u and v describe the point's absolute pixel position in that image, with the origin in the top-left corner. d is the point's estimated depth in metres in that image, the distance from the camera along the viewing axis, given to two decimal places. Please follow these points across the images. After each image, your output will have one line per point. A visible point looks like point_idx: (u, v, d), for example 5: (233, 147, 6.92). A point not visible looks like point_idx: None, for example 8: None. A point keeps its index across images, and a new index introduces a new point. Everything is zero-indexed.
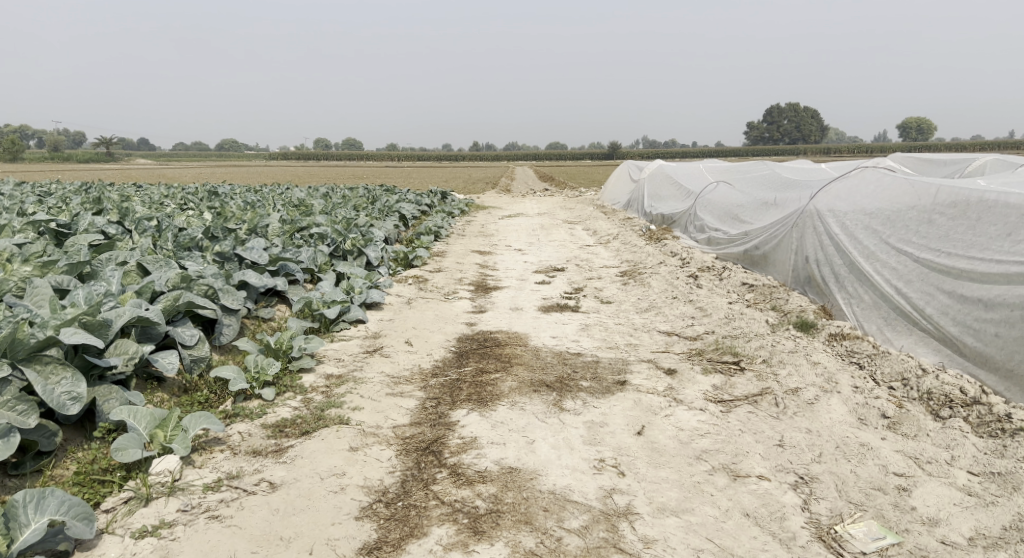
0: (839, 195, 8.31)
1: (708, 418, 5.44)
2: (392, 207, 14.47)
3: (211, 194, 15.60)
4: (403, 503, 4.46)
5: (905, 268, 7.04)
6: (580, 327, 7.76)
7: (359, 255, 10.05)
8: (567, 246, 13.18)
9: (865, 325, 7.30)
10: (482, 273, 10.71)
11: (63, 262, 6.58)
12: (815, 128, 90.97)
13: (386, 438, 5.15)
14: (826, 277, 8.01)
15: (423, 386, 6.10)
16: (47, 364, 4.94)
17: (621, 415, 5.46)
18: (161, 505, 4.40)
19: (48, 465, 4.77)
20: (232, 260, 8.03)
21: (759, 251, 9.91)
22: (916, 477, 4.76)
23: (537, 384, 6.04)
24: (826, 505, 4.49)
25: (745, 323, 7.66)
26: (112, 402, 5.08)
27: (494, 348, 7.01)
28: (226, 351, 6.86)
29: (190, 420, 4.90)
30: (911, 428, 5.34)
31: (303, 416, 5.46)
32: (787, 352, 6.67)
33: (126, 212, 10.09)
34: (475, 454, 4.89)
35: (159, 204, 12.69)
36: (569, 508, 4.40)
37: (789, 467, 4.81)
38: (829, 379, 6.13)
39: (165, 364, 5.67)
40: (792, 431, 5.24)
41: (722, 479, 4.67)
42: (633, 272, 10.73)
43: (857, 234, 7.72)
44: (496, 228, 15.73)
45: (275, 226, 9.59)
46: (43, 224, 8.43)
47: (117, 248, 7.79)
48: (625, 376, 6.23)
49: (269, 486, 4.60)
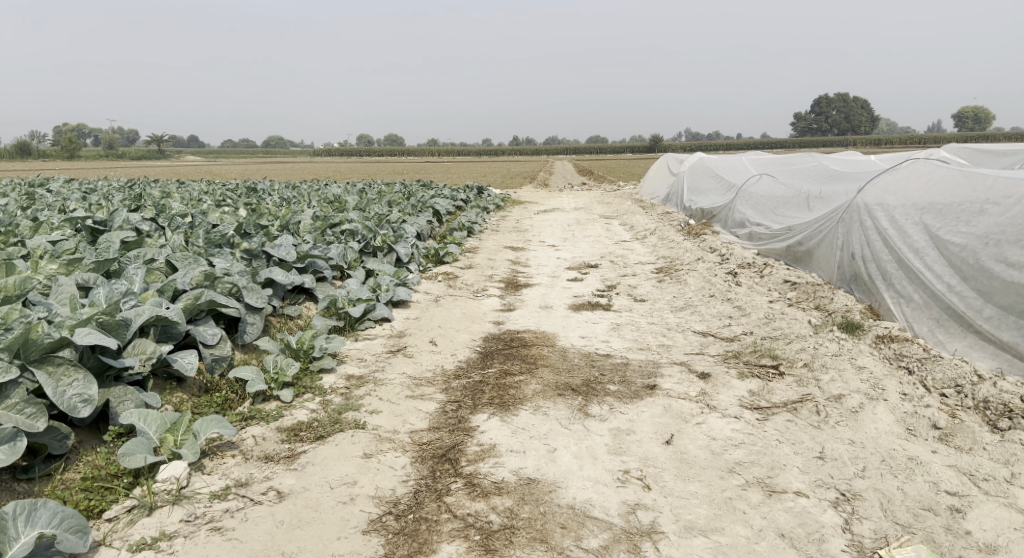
0: (887, 187, 7.88)
1: (744, 426, 5.12)
2: (427, 202, 14.29)
3: (250, 190, 15.65)
4: (414, 516, 4.24)
5: (958, 265, 6.63)
6: (611, 327, 7.46)
7: (390, 251, 9.93)
8: (603, 242, 12.87)
9: (915, 326, 6.90)
10: (513, 270, 10.47)
11: (89, 260, 6.47)
12: (864, 119, 89.05)
13: (403, 444, 4.93)
14: (872, 274, 7.60)
15: (445, 388, 5.88)
16: (58, 365, 4.78)
17: (649, 422, 5.17)
18: (165, 515, 4.26)
19: (58, 469, 4.56)
20: (260, 258, 7.86)
21: (803, 247, 9.47)
22: (971, 497, 4.38)
23: (562, 387, 5.78)
24: (869, 526, 4.16)
25: (786, 324, 7.27)
26: (125, 404, 4.91)
27: (521, 349, 6.76)
28: (249, 349, 6.71)
29: (202, 425, 4.71)
30: (965, 441, 4.95)
31: (320, 420, 5.27)
32: (830, 356, 6.31)
33: (162, 208, 10.03)
34: (493, 463, 4.65)
35: (195, 201, 12.68)
36: (589, 525, 4.13)
37: (829, 483, 4.47)
38: (875, 385, 5.75)
39: (184, 364, 5.50)
40: (834, 442, 4.90)
41: (756, 495, 4.36)
42: (668, 269, 10.38)
43: (906, 230, 7.30)
44: (531, 223, 15.49)
45: (306, 223, 9.41)
46: (79, 221, 8.34)
47: (147, 244, 7.67)
48: (655, 380, 5.94)
49: (277, 495, 4.42)
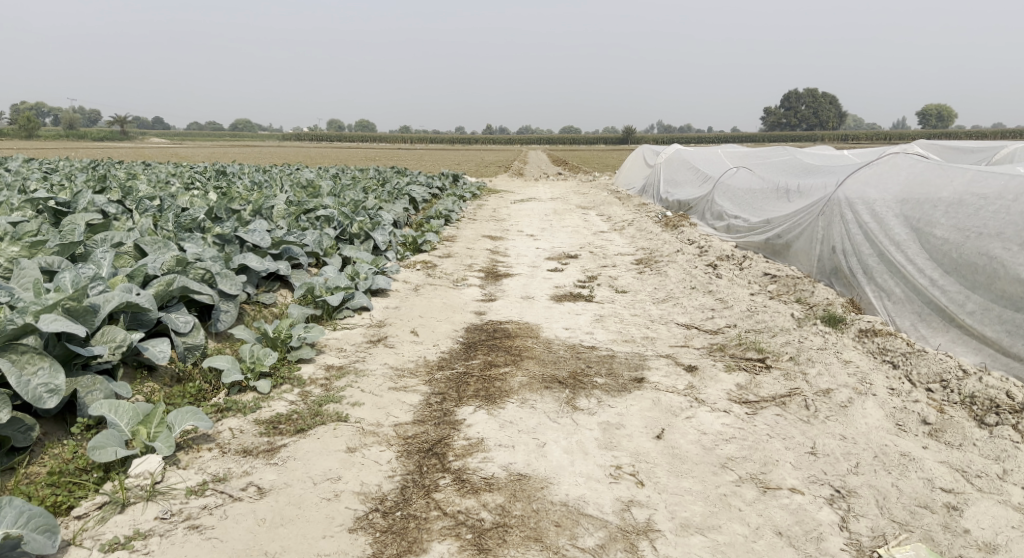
0: (868, 181, 7.86)
1: (734, 421, 5.04)
2: (402, 189, 14.07)
3: (219, 173, 15.28)
4: (402, 513, 4.10)
5: (940, 259, 6.62)
6: (594, 318, 7.37)
7: (367, 238, 9.71)
8: (581, 233, 12.77)
9: (897, 320, 6.88)
10: (492, 260, 10.33)
11: (54, 242, 6.20)
12: (832, 114, 90.14)
13: (387, 438, 4.78)
14: (853, 268, 7.58)
15: (428, 380, 5.73)
16: (23, 353, 4.55)
17: (638, 416, 5.08)
18: (138, 512, 4.08)
19: (21, 462, 4.34)
20: (234, 243, 7.58)
21: (781, 240, 9.43)
22: (967, 494, 4.35)
23: (548, 380, 5.66)
24: (867, 524, 4.11)
25: (770, 317, 7.21)
26: (94, 395, 4.70)
27: (504, 340, 6.63)
28: (223, 338, 6.49)
29: (176, 417, 4.52)
30: (956, 436, 4.93)
31: (299, 412, 5.09)
32: (816, 349, 6.27)
33: (129, 191, 9.70)
34: (482, 458, 4.52)
35: (164, 183, 12.36)
36: (583, 523, 4.03)
37: (824, 479, 4.42)
38: (862, 379, 5.71)
39: (156, 352, 5.30)
40: (825, 437, 4.85)
41: (750, 492, 4.29)
42: (648, 260, 10.30)
43: (886, 223, 7.28)
44: (507, 212, 15.33)
45: (280, 208, 9.16)
46: (42, 202, 8.00)
47: (115, 227, 7.38)
48: (642, 373, 5.85)
49: (257, 491, 4.25)
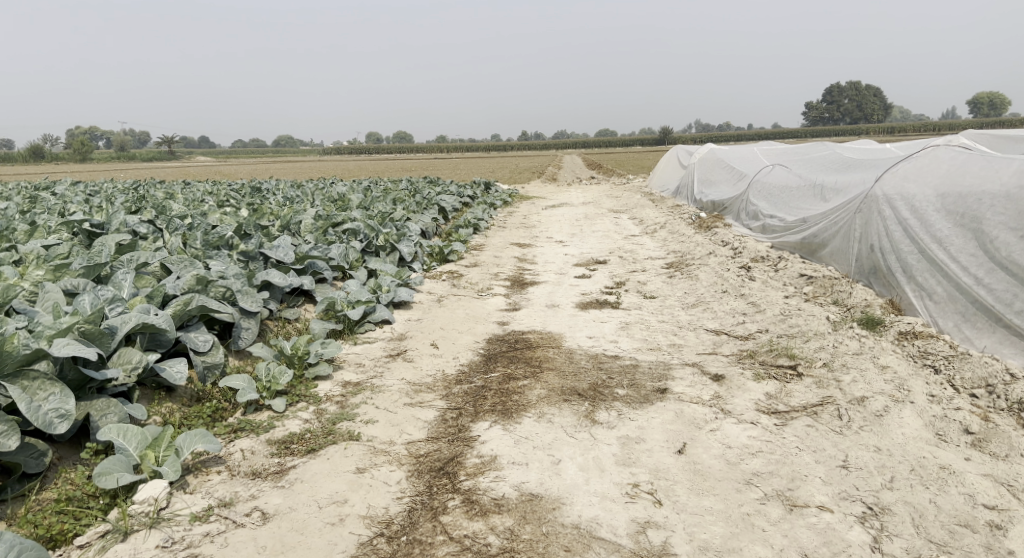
0: (906, 176, 7.51)
1: (761, 433, 4.79)
2: (433, 199, 13.98)
3: (254, 190, 15.37)
4: (408, 538, 3.97)
5: (988, 256, 6.28)
6: (620, 326, 7.15)
7: (393, 250, 9.61)
8: (612, 237, 12.52)
9: (939, 321, 6.54)
10: (519, 268, 10.15)
11: (79, 263, 6.17)
12: (876, 108, 88.05)
13: (398, 457, 4.65)
14: (892, 267, 7.25)
15: (445, 395, 5.59)
16: (34, 379, 4.51)
17: (660, 429, 4.86)
18: (140, 540, 4.02)
19: (32, 489, 4.24)
20: (258, 259, 7.54)
21: (818, 239, 9.09)
22: (1011, 511, 4.08)
23: (568, 392, 5.47)
24: (900, 545, 3.88)
25: (804, 320, 6.90)
26: (107, 418, 4.63)
27: (526, 351, 6.45)
28: (244, 355, 6.42)
29: (185, 440, 4.43)
30: (1001, 447, 4.63)
31: (312, 431, 4.98)
32: (851, 355, 5.98)
33: (161, 209, 9.71)
34: (494, 478, 4.36)
35: (198, 201, 12.48)
36: (595, 548, 3.85)
37: (855, 495, 4.17)
38: (900, 386, 5.41)
39: (173, 373, 5.21)
40: (858, 449, 4.58)
41: (775, 510, 4.07)
42: (679, 264, 10.02)
43: (927, 219, 6.93)
44: (539, 219, 15.14)
45: (307, 223, 9.12)
46: (75, 224, 8.06)
47: (142, 246, 7.37)
48: (666, 383, 5.61)
49: (261, 516, 4.15)
